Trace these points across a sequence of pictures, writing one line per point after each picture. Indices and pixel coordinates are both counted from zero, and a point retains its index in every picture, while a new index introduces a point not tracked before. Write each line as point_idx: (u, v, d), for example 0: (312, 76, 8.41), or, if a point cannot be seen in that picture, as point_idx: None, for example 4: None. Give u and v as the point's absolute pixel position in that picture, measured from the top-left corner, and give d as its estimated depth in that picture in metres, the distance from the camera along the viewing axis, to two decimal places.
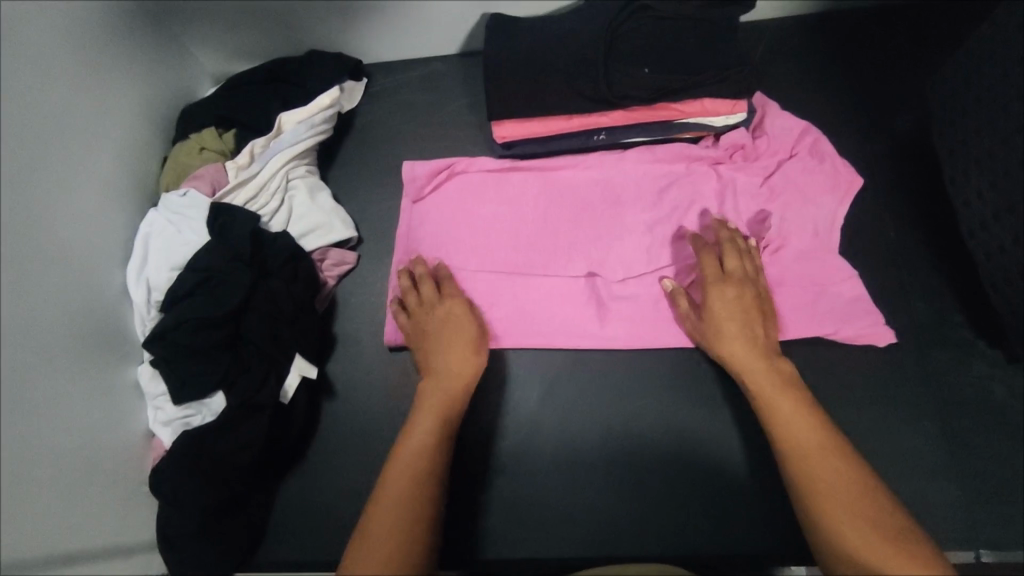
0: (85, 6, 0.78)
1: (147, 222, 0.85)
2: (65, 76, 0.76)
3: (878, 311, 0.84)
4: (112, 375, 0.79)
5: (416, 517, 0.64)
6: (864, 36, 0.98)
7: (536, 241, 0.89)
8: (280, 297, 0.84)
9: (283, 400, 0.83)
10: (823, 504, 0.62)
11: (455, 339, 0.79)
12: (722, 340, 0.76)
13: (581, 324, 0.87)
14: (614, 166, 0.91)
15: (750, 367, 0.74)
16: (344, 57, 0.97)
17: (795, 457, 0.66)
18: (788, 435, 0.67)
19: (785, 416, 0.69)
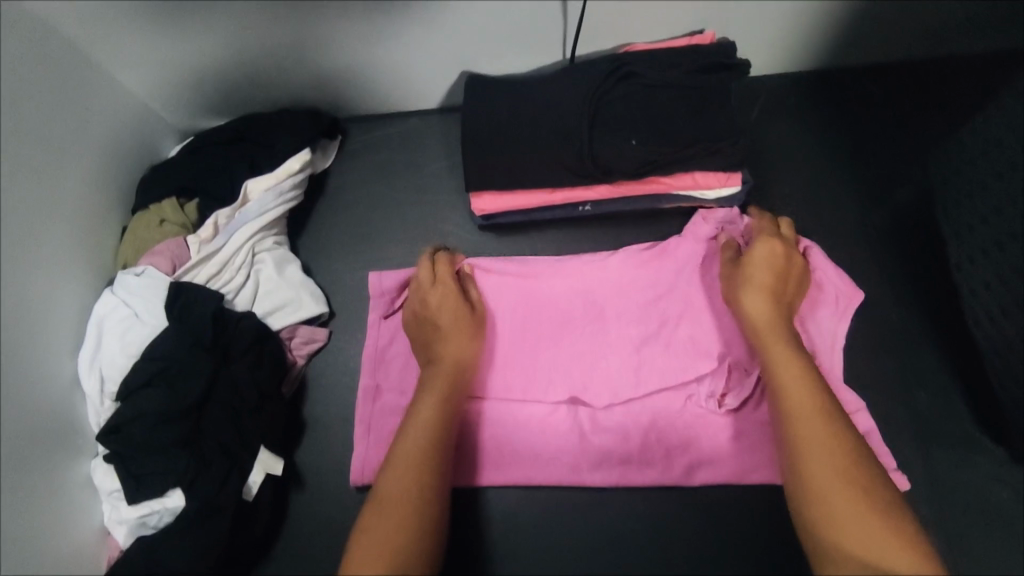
0: (37, 80, 0.74)
1: (101, 303, 0.79)
2: (16, 154, 0.71)
3: (889, 452, 0.72)
4: (63, 472, 0.75)
5: (411, 519, 0.61)
6: (874, 88, 0.88)
7: (513, 360, 0.83)
8: (243, 386, 0.78)
9: (246, 498, 0.77)
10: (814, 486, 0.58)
11: (458, 320, 0.78)
12: (750, 289, 0.73)
13: (563, 457, 0.81)
14: (597, 275, 0.85)
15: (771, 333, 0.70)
16: (320, 116, 0.92)
17: (799, 435, 0.62)
18: (794, 413, 0.63)
19: (795, 387, 0.65)
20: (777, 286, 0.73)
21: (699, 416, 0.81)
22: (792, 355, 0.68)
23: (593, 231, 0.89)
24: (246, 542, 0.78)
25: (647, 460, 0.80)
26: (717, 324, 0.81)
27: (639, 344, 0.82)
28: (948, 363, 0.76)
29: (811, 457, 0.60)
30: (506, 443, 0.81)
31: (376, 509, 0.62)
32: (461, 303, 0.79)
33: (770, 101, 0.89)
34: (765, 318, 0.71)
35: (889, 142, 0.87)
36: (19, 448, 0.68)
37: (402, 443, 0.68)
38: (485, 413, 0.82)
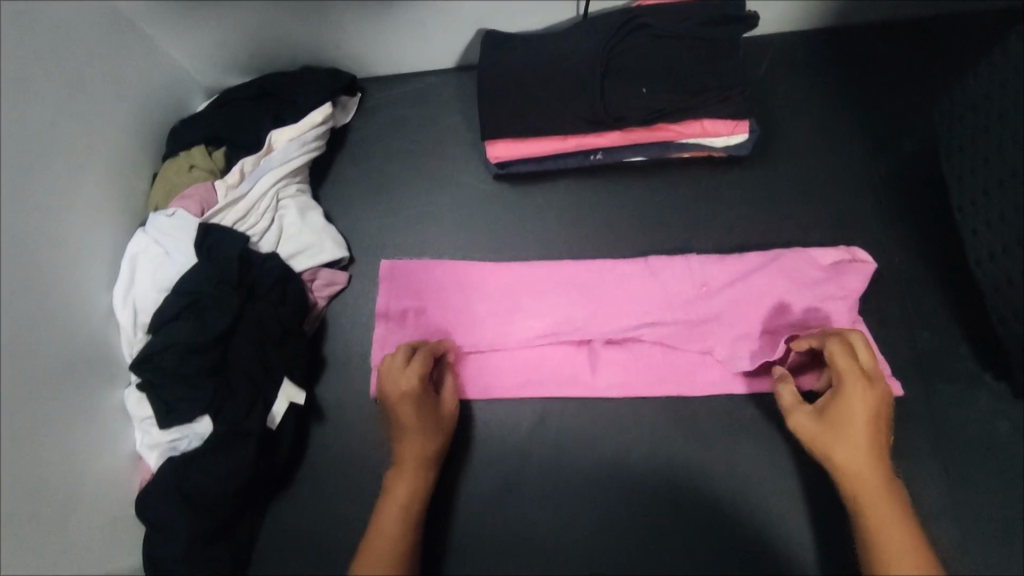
0: (76, 30, 0.79)
1: (136, 242, 0.84)
2: (53, 98, 0.75)
3: (884, 360, 0.76)
4: (99, 399, 0.79)
5: (397, 556, 0.67)
6: (881, 45, 0.90)
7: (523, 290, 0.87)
8: (267, 321, 0.82)
9: (270, 425, 0.81)
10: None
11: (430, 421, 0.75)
12: (840, 442, 0.67)
13: (571, 371, 0.83)
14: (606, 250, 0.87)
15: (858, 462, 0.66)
16: (340, 73, 0.95)
17: (897, 564, 0.61)
18: (890, 544, 0.62)
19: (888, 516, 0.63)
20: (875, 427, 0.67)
21: (702, 333, 0.81)
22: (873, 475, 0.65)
23: (604, 181, 0.92)
24: (270, 469, 0.81)
25: (646, 377, 0.82)
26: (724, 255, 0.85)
27: (639, 274, 0.85)
28: (948, 305, 0.79)
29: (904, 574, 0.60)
30: (517, 360, 0.84)
31: (369, 546, 0.68)
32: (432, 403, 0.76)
33: (778, 57, 0.92)
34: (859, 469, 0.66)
35: (894, 96, 0.88)
36: (56, 370, 0.73)
37: (397, 486, 0.72)
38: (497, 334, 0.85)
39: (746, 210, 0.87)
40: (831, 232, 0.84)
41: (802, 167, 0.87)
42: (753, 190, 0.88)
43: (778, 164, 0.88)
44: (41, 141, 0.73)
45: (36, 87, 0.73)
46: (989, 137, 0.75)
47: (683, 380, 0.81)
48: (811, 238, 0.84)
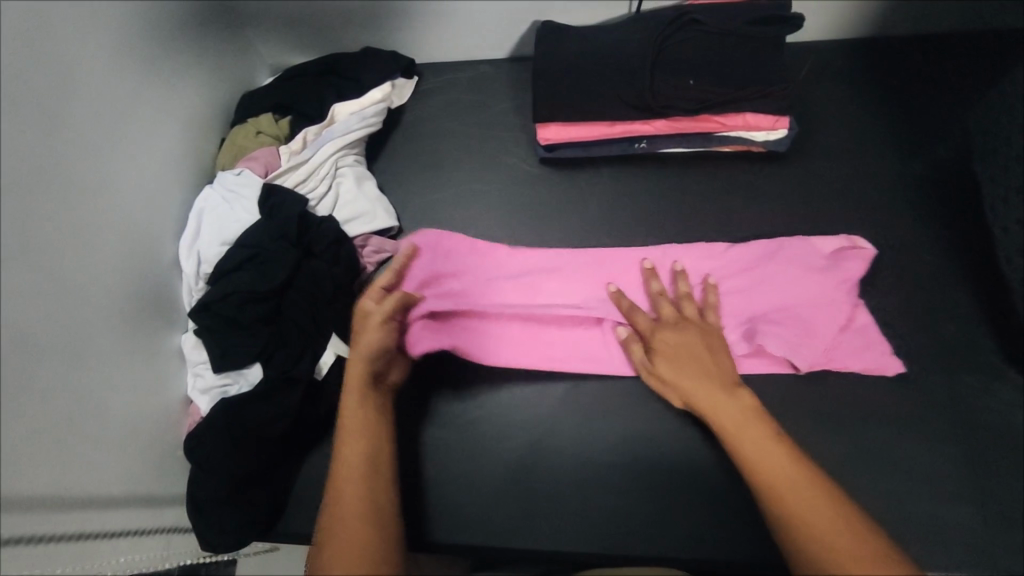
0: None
1: (203, 197, 0.89)
2: (139, 52, 0.81)
3: (885, 341, 0.80)
4: (158, 339, 0.84)
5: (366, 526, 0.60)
6: (915, 57, 0.95)
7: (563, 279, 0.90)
8: (321, 279, 0.86)
9: (316, 376, 0.85)
10: (785, 508, 0.58)
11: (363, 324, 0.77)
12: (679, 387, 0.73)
13: (608, 346, 0.85)
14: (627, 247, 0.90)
15: (700, 395, 0.71)
16: (399, 56, 1.01)
17: (759, 471, 0.61)
18: (754, 468, 0.62)
19: (738, 430, 0.65)
20: (695, 355, 0.74)
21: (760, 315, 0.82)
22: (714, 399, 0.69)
23: (645, 168, 0.95)
24: (314, 419, 0.85)
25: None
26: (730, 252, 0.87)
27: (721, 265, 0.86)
28: (976, 301, 0.82)
29: (781, 487, 0.59)
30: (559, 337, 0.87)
31: (330, 524, 0.60)
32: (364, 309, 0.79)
33: (817, 62, 0.96)
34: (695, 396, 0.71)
35: (929, 102, 0.93)
36: (123, 304, 0.78)
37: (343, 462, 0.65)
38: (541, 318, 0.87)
39: (782, 201, 0.91)
40: (864, 226, 0.87)
41: (839, 164, 0.91)
42: (790, 183, 0.91)
43: (814, 161, 0.92)
44: (125, 90, 0.79)
45: (128, 39, 0.79)
46: None
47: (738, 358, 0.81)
48: (845, 230, 0.88)
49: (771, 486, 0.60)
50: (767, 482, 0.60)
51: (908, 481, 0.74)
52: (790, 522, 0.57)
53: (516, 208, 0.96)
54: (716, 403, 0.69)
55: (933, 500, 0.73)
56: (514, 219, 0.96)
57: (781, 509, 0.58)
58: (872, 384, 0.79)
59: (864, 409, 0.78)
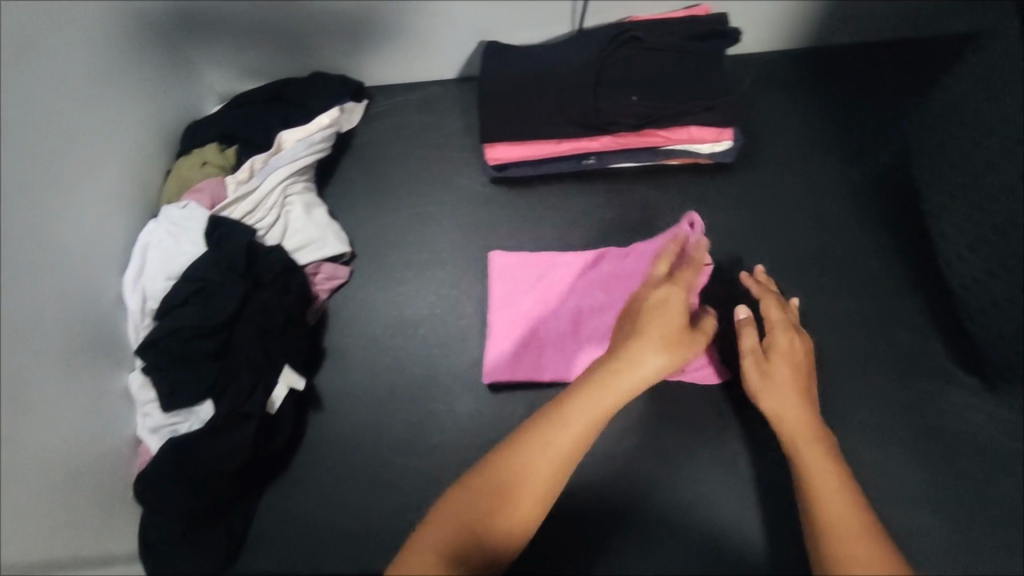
0: (104, 27, 0.83)
1: (147, 232, 0.87)
2: (77, 89, 0.79)
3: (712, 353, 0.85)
4: (103, 381, 0.81)
5: (488, 530, 0.58)
6: (857, 63, 0.97)
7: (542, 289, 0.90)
8: (271, 309, 0.84)
9: (270, 410, 0.84)
10: (830, 529, 0.58)
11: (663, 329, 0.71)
12: (774, 391, 0.71)
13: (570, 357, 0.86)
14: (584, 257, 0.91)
15: (796, 411, 0.69)
16: (348, 79, 1.00)
17: (822, 500, 0.61)
18: (823, 496, 0.61)
19: (817, 457, 0.65)
20: (801, 369, 0.73)
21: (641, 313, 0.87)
22: (807, 419, 0.68)
23: (596, 184, 0.96)
24: (268, 452, 0.84)
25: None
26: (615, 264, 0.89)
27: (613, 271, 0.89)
28: (921, 304, 0.84)
29: (834, 513, 0.59)
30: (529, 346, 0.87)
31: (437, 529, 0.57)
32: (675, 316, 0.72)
33: (761, 72, 0.98)
34: (793, 408, 0.69)
35: (868, 109, 0.94)
36: (67, 347, 0.75)
37: (531, 448, 0.62)
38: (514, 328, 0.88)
39: (730, 213, 0.91)
40: (810, 235, 0.89)
41: (784, 174, 0.92)
42: (739, 193, 0.92)
43: (761, 170, 0.93)
44: (64, 129, 0.77)
45: (65, 75, 0.77)
46: None
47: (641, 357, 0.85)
48: (793, 239, 0.89)
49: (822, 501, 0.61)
50: (828, 514, 0.59)
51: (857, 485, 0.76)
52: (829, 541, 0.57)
53: (470, 228, 0.96)
54: (794, 409, 0.69)
55: (881, 503, 0.76)
56: (468, 241, 0.96)
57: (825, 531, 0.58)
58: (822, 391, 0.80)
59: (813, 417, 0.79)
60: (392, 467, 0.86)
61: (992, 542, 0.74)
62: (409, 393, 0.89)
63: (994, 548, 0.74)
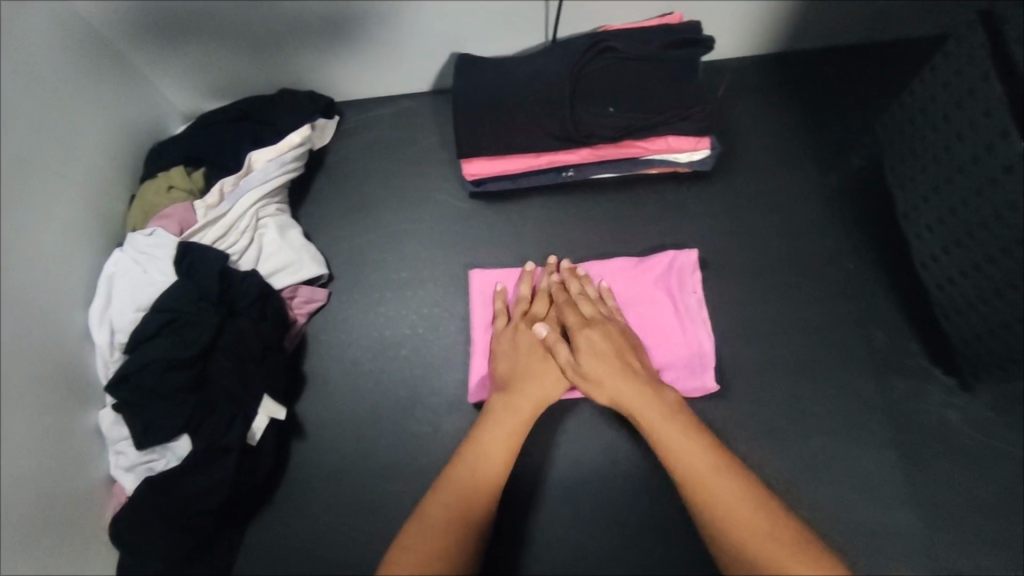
0: (56, 53, 0.79)
1: (113, 261, 0.84)
2: (34, 118, 0.76)
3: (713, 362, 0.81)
4: (72, 422, 0.78)
5: (467, 521, 0.62)
6: (828, 68, 0.97)
7: None
8: (247, 337, 0.82)
9: (251, 442, 0.81)
10: (708, 503, 0.58)
11: (528, 349, 0.79)
12: (607, 379, 0.73)
13: None
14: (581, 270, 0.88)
15: (632, 397, 0.71)
16: (318, 96, 0.98)
17: (690, 469, 0.61)
18: (689, 470, 0.61)
19: (667, 429, 0.66)
20: (623, 358, 0.75)
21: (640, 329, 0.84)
22: (653, 401, 0.69)
23: (575, 196, 0.95)
24: (250, 486, 0.81)
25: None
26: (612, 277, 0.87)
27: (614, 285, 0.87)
28: (900, 306, 0.85)
29: (705, 484, 0.59)
30: None
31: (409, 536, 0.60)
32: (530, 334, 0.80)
33: (734, 80, 0.98)
34: (627, 392, 0.71)
35: (840, 113, 0.95)
36: (31, 388, 0.72)
37: (474, 448, 0.70)
38: None
39: (710, 221, 0.91)
40: (789, 241, 0.89)
41: (762, 180, 0.93)
42: (717, 201, 0.92)
43: (738, 178, 0.93)
44: (22, 162, 0.73)
45: (18, 101, 0.73)
46: (923, 153, 0.81)
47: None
48: (772, 246, 0.89)
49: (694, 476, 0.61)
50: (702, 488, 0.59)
51: (845, 489, 0.77)
52: (704, 504, 0.59)
53: (449, 245, 0.95)
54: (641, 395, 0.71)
55: (870, 505, 0.77)
56: (448, 258, 0.94)
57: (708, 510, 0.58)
58: (806, 397, 0.81)
59: (799, 423, 0.80)
60: (379, 494, 0.84)
61: (977, 541, 0.75)
62: (394, 417, 0.87)
63: (978, 546, 0.75)
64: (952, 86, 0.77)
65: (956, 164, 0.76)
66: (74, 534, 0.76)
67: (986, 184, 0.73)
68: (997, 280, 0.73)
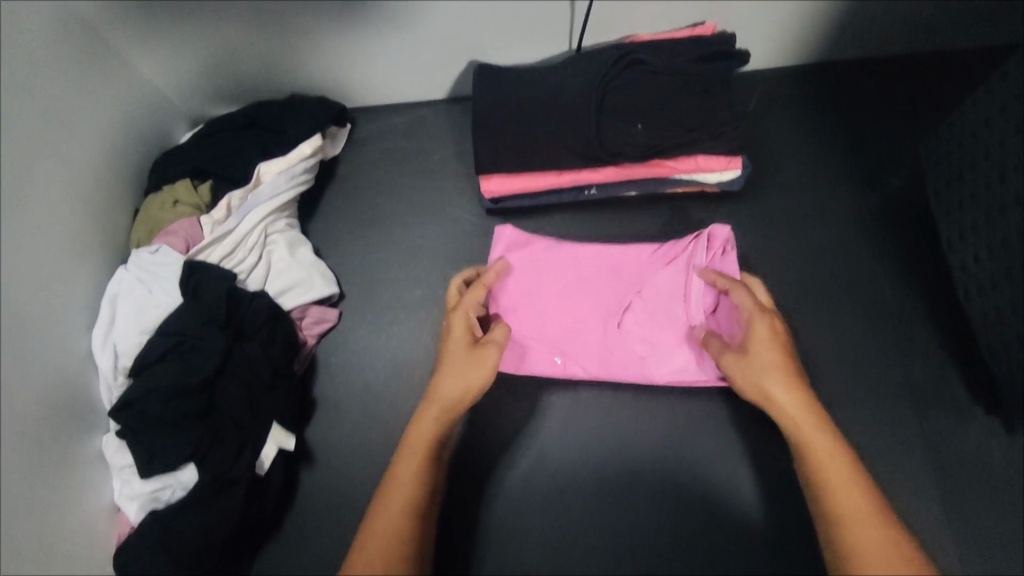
0: (57, 64, 0.75)
1: (116, 280, 0.80)
2: (37, 137, 0.72)
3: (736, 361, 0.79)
4: (74, 449, 0.75)
5: (416, 515, 0.61)
6: (867, 79, 0.92)
7: (586, 294, 0.84)
8: (257, 363, 0.79)
9: (258, 472, 0.79)
10: (853, 543, 0.54)
11: (768, 352, 0.67)
12: (793, 395, 0.64)
13: (605, 374, 0.83)
14: (627, 256, 0.85)
15: (780, 395, 0.65)
16: (330, 102, 0.93)
17: (860, 530, 0.55)
18: (854, 533, 0.55)
19: (844, 485, 0.57)
20: (787, 360, 0.66)
21: (658, 320, 0.82)
22: (791, 400, 0.64)
23: (597, 214, 0.91)
24: (258, 516, 0.80)
25: (619, 361, 0.82)
26: (664, 261, 0.83)
27: (647, 274, 0.83)
28: (940, 338, 0.81)
29: (873, 548, 0.53)
30: (564, 350, 0.83)
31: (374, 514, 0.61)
32: (772, 341, 0.67)
33: (767, 91, 0.93)
34: (788, 402, 0.64)
35: (880, 129, 0.90)
36: (32, 419, 0.68)
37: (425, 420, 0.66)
38: (555, 335, 0.83)
39: (740, 245, 0.87)
40: (825, 265, 0.85)
41: (796, 201, 0.88)
42: (747, 222, 0.88)
43: (770, 198, 0.89)
44: (24, 183, 0.70)
45: (19, 120, 0.69)
46: (973, 180, 0.76)
47: (639, 365, 0.82)
48: (805, 271, 0.85)
49: (841, 513, 0.56)
50: (860, 550, 0.54)
51: None
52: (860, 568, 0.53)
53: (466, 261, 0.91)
54: (791, 402, 0.64)
55: None
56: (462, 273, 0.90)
57: (846, 547, 0.54)
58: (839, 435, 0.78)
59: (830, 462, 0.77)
60: None
61: None
62: None
63: None
64: (1000, 126, 0.73)
65: (1012, 195, 0.71)
66: (77, 568, 0.73)
67: (1010, 241, 0.72)
68: (1008, 336, 0.72)
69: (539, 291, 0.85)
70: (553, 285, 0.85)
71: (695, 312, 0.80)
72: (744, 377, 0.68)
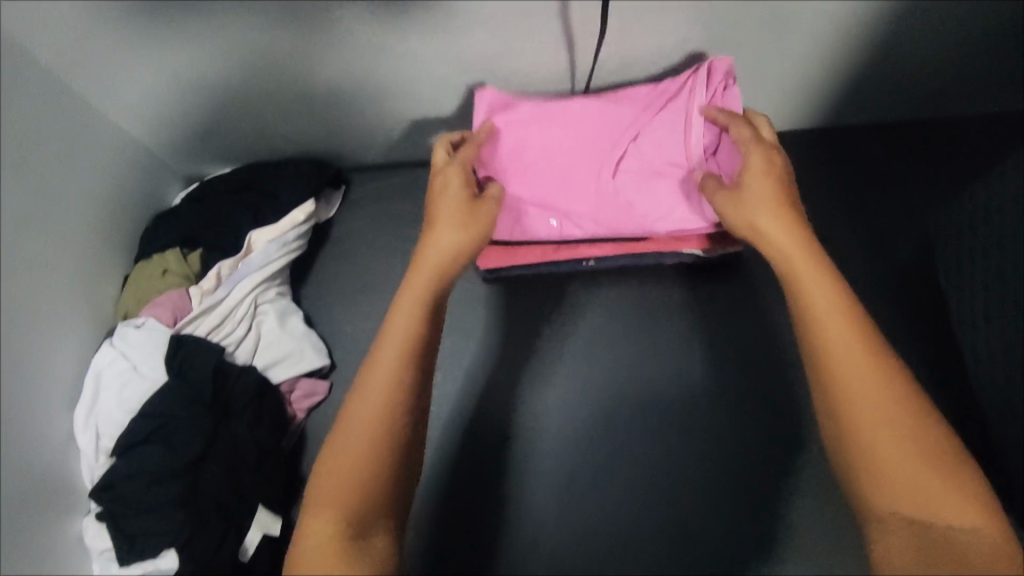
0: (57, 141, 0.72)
1: (99, 354, 0.77)
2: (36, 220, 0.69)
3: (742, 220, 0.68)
4: (53, 535, 0.72)
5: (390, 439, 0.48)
6: (870, 149, 0.91)
7: (568, 126, 0.71)
8: (243, 443, 0.78)
9: (242, 557, 0.77)
10: (857, 420, 0.46)
11: (763, 208, 0.56)
12: (795, 252, 0.53)
13: (584, 174, 0.70)
14: (615, 107, 0.70)
15: (782, 251, 0.54)
16: (325, 166, 0.91)
17: (868, 406, 0.46)
18: (861, 404, 0.46)
19: (854, 354, 0.47)
20: (784, 201, 0.56)
21: (654, 170, 0.69)
22: (789, 242, 0.54)
23: (591, 290, 0.93)
24: None
25: (614, 208, 0.71)
26: (655, 117, 0.69)
27: (644, 114, 0.69)
28: None
29: (878, 427, 0.46)
30: (538, 183, 0.71)
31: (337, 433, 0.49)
32: (770, 195, 0.56)
33: None
34: (785, 240, 0.54)
35: (877, 205, 0.91)
36: (18, 517, 0.66)
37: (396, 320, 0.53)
38: (536, 154, 0.71)
39: None
40: None
41: None
42: None
43: None
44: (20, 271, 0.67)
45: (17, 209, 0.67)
46: (982, 268, 0.72)
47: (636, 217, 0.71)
48: None
49: (842, 383, 0.47)
50: (866, 429, 0.46)
51: None
52: (866, 452, 0.46)
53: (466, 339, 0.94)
54: (794, 254, 0.53)
55: None
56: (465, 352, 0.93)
57: (854, 421, 0.46)
58: None
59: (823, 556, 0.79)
60: None
61: None
62: None
63: None
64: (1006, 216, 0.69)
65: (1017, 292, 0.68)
66: None
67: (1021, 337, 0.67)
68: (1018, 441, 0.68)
69: (517, 141, 0.71)
70: (533, 136, 0.71)
71: (685, 126, 0.68)
72: (736, 211, 0.57)
